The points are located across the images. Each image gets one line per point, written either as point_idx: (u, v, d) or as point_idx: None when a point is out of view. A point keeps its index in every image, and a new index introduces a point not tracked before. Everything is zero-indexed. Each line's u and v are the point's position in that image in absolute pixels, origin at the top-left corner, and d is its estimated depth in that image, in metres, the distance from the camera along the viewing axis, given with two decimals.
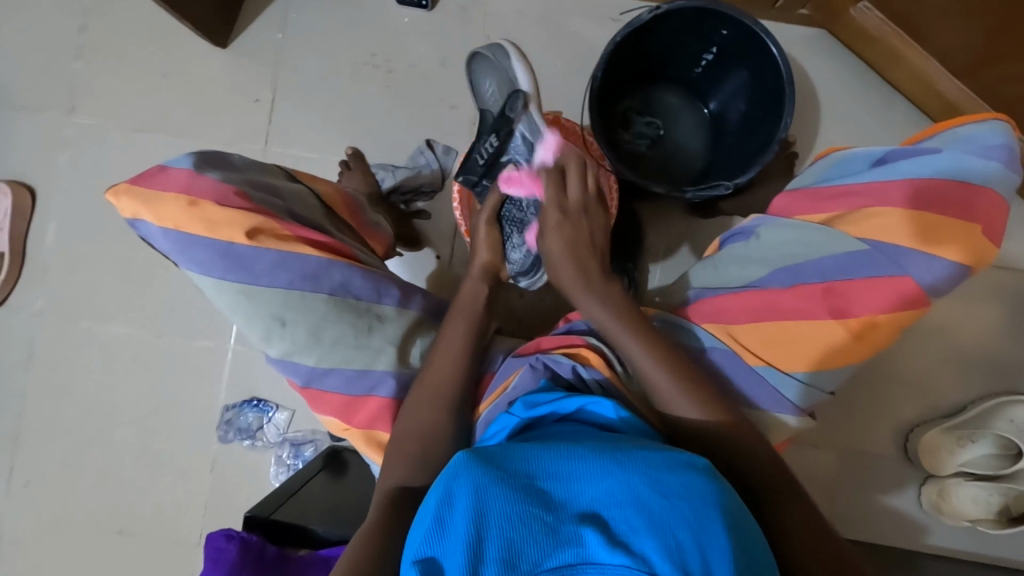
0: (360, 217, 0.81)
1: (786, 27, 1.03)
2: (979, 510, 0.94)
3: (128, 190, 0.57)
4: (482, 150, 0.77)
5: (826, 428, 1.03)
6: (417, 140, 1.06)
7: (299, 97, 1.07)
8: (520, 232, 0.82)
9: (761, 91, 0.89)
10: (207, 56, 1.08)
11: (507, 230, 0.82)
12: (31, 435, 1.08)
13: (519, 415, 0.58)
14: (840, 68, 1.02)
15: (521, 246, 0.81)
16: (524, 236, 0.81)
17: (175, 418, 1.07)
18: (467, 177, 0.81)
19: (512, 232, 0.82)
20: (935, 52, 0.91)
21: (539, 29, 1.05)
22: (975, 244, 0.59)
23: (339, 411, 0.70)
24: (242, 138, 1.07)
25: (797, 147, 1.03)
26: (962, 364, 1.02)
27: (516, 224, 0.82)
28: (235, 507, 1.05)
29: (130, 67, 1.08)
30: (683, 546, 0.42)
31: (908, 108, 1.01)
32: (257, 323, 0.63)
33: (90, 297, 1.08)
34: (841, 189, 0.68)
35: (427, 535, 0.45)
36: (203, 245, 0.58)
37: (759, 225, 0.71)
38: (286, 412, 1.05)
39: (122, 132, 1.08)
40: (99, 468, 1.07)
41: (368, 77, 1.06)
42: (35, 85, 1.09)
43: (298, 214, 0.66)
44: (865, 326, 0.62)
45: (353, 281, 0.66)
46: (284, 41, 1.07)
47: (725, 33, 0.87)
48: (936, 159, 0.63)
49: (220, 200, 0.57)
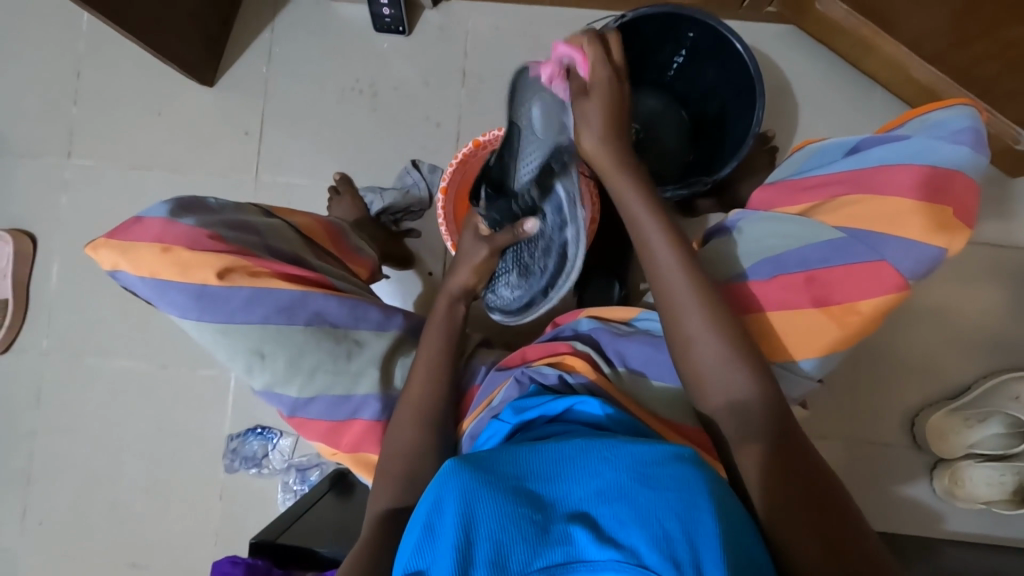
0: (342, 243, 0.81)
1: (757, 26, 1.05)
2: (994, 491, 0.93)
3: (106, 243, 0.60)
4: (523, 199, 0.77)
5: (831, 419, 1.02)
6: (402, 160, 1.08)
7: (286, 127, 1.10)
8: (519, 274, 0.81)
9: (734, 86, 0.91)
10: (196, 92, 1.11)
11: (506, 264, 0.82)
12: (41, 475, 1.09)
13: (510, 421, 0.58)
14: (814, 62, 1.04)
15: (512, 288, 0.82)
16: (519, 280, 0.81)
17: (182, 451, 1.08)
18: (494, 219, 0.80)
19: (511, 270, 0.81)
20: (905, 40, 0.91)
21: (515, 44, 1.08)
22: (951, 227, 0.60)
23: (326, 436, 0.70)
24: (233, 170, 1.10)
25: (777, 141, 1.04)
26: (965, 345, 1.01)
27: (519, 265, 0.81)
28: (244, 535, 1.05)
29: (123, 109, 1.12)
30: (672, 537, 0.42)
31: (884, 95, 1.02)
32: (238, 359, 0.64)
33: (94, 335, 1.10)
34: (817, 180, 0.68)
35: (418, 546, 0.45)
36: (179, 290, 0.60)
37: (738, 220, 0.71)
38: (290, 438, 1.06)
39: (118, 173, 1.11)
40: (109, 503, 1.08)
41: (352, 103, 1.09)
42: (32, 133, 1.13)
43: (274, 248, 0.67)
44: (846, 313, 0.62)
45: (330, 309, 0.66)
46: (269, 74, 1.10)
47: (691, 35, 0.89)
48: (905, 146, 0.63)
49: (192, 243, 0.59)
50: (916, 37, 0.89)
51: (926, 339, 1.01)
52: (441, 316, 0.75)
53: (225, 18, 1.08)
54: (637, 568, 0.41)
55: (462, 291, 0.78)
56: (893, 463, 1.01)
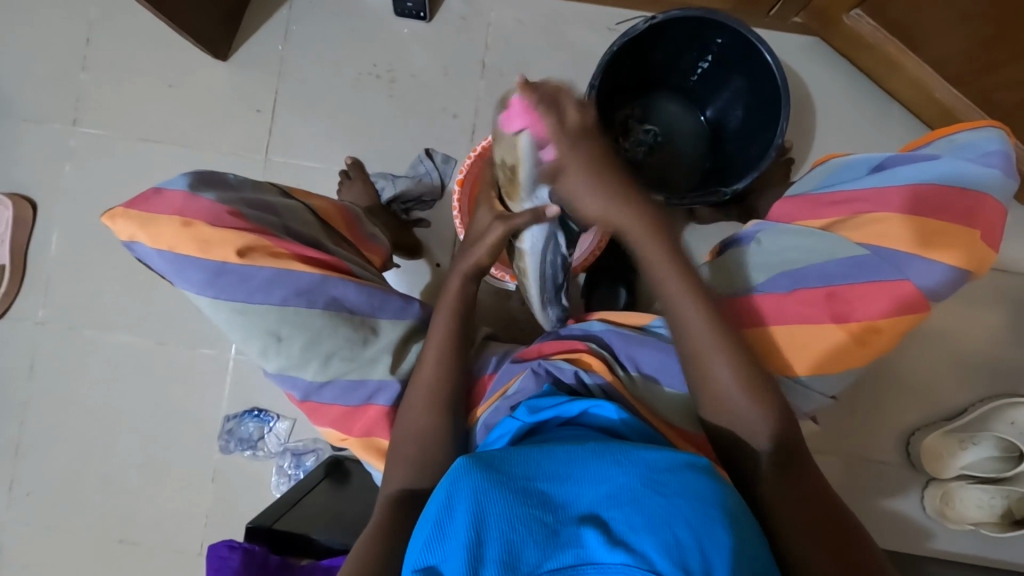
0: (357, 229, 0.80)
1: (782, 35, 1.04)
2: (983, 513, 0.95)
3: (124, 214, 0.58)
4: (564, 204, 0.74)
5: (829, 434, 1.02)
6: (416, 148, 1.07)
7: (299, 107, 1.08)
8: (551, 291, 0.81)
9: (758, 95, 0.90)
10: (209, 66, 1.09)
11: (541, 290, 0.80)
12: (31, 446, 1.08)
13: (523, 419, 0.57)
14: (836, 75, 1.03)
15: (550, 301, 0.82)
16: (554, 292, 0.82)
17: (176, 429, 1.07)
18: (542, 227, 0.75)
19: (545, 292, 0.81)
20: (930, 59, 0.91)
21: (538, 39, 1.06)
22: (975, 249, 0.61)
23: (338, 421, 0.70)
24: (243, 148, 1.08)
25: (795, 154, 1.03)
26: (965, 368, 1.01)
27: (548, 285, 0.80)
28: (236, 517, 1.04)
29: (133, 79, 1.09)
30: (682, 543, 0.41)
31: (903, 114, 1.02)
32: (253, 340, 0.63)
33: (92, 306, 1.08)
34: (842, 195, 0.67)
35: (428, 541, 0.44)
36: (197, 266, 0.58)
37: (758, 233, 0.69)
38: (287, 421, 1.05)
39: (124, 144, 1.09)
40: (99, 478, 1.07)
41: (368, 87, 1.08)
42: (38, 96, 1.10)
43: (293, 230, 0.66)
44: (865, 331, 0.63)
45: (348, 295, 0.66)
46: (285, 52, 1.08)
47: (720, 41, 0.88)
48: (935, 166, 0.63)
49: (214, 220, 0.58)
50: (942, 58, 0.89)
51: (928, 358, 1.02)
52: (449, 294, 0.71)
53: None
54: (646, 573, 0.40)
55: (473, 270, 0.71)
56: (887, 480, 1.02)
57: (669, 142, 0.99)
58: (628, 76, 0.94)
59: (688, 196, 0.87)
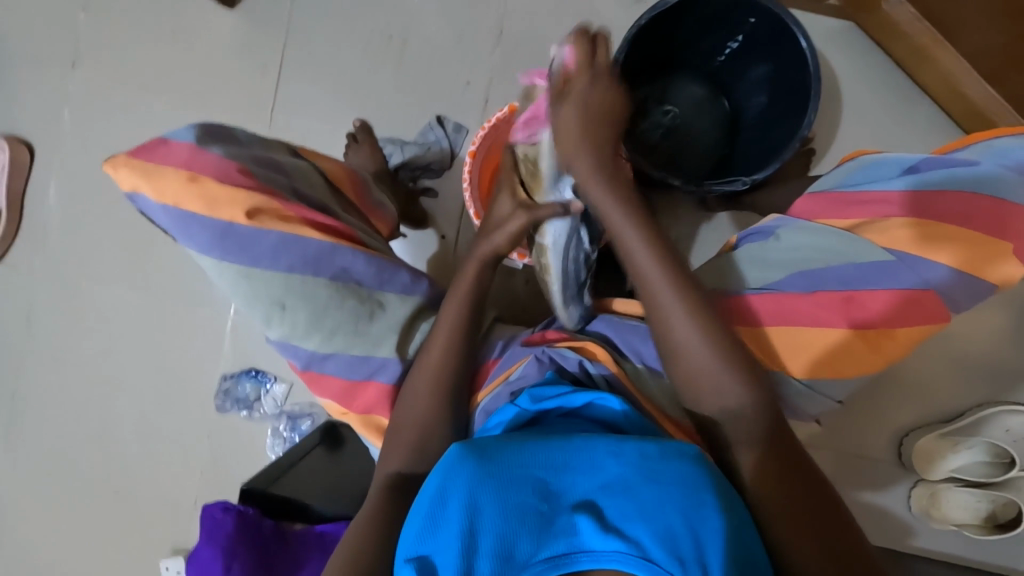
0: (366, 197, 0.78)
1: (815, 19, 0.99)
2: (967, 516, 0.96)
3: (127, 162, 0.55)
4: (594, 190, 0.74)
5: (824, 430, 1.03)
6: (427, 115, 1.03)
7: (307, 64, 1.04)
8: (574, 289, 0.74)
9: (788, 83, 0.86)
10: (214, 15, 1.04)
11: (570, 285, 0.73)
12: (28, 394, 1.08)
13: (525, 407, 0.57)
14: (867, 64, 0.99)
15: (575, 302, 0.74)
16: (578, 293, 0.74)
17: (174, 386, 1.06)
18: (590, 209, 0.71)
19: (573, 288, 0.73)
20: (968, 53, 0.87)
21: (560, 6, 1.01)
22: (999, 261, 0.60)
23: (340, 394, 0.69)
24: (247, 104, 1.04)
25: (817, 145, 1.00)
26: (967, 373, 1.01)
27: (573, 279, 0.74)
28: (231, 475, 1.05)
29: (134, 23, 1.05)
30: (675, 532, 0.41)
31: (933, 109, 0.98)
32: (257, 307, 0.61)
33: (90, 259, 1.06)
34: (867, 195, 0.64)
35: (421, 533, 0.44)
36: (204, 224, 0.56)
37: (779, 227, 0.67)
38: (284, 385, 1.05)
39: (124, 92, 1.05)
40: (95, 430, 1.07)
41: (380, 47, 1.03)
42: (35, 35, 1.05)
43: (302, 193, 0.64)
44: (880, 336, 0.61)
45: (356, 267, 0.64)
46: (294, 4, 1.03)
47: (752, 21, 0.84)
48: (965, 171, 0.61)
49: (222, 177, 0.56)
50: (981, 53, 0.85)
51: (930, 362, 1.01)
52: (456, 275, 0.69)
53: None
54: (641, 561, 0.39)
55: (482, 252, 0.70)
56: (877, 478, 1.03)
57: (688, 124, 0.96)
58: (652, 53, 0.90)
59: (705, 183, 0.84)
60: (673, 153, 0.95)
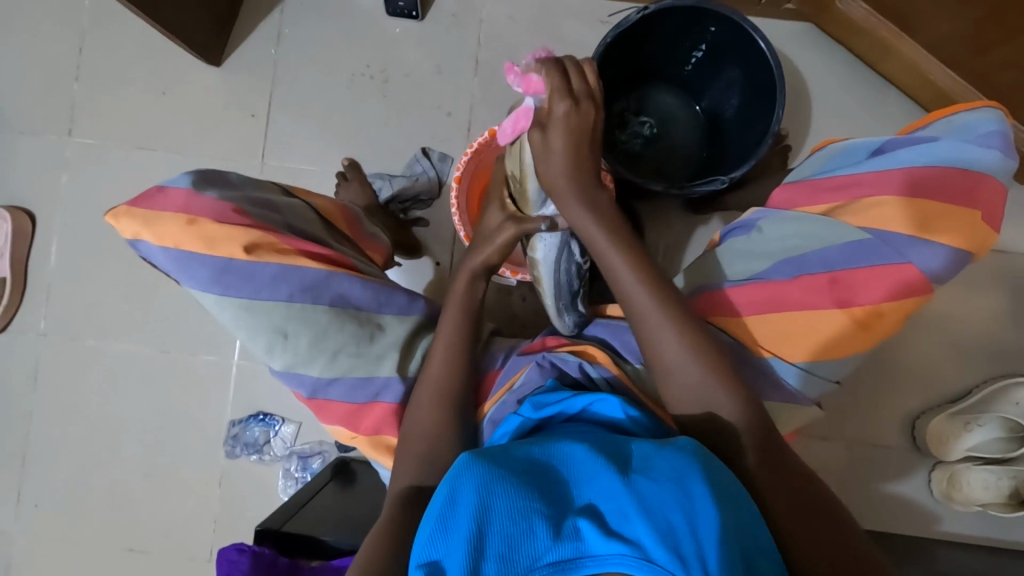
0: (357, 228, 0.80)
1: (776, 23, 1.03)
2: (990, 494, 0.94)
3: (126, 212, 0.57)
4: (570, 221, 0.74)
5: (834, 419, 1.02)
6: (412, 148, 1.07)
7: (295, 111, 1.08)
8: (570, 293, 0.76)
9: (754, 84, 0.90)
10: (202, 72, 1.09)
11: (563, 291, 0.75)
12: (38, 457, 1.08)
13: (528, 416, 0.58)
14: (831, 61, 1.03)
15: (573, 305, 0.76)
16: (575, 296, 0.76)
17: (183, 436, 1.07)
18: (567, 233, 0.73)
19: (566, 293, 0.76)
20: (924, 43, 0.91)
21: (530, 34, 1.06)
22: (976, 230, 0.61)
23: (346, 418, 0.70)
24: (239, 154, 1.08)
25: (791, 141, 1.03)
26: (971, 350, 1.01)
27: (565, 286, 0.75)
28: (245, 521, 1.05)
29: (127, 88, 1.09)
30: (677, 529, 0.40)
31: (899, 98, 1.01)
32: (259, 338, 0.63)
33: (95, 316, 1.08)
34: (841, 180, 0.67)
35: (429, 537, 0.44)
36: (203, 263, 0.58)
37: (759, 218, 0.70)
38: (292, 425, 1.05)
39: (120, 153, 1.09)
40: (107, 487, 1.07)
41: (363, 88, 1.07)
42: (32, 108, 1.10)
43: (296, 227, 0.66)
44: (870, 316, 0.63)
45: (353, 292, 0.66)
46: (278, 56, 1.08)
47: (713, 30, 0.88)
48: (934, 148, 0.63)
49: (219, 217, 0.58)
50: (936, 40, 0.88)
51: (931, 342, 1.02)
52: (453, 291, 0.71)
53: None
54: (645, 563, 0.39)
55: (471, 264, 0.72)
56: (894, 465, 1.01)
57: (664, 133, 1.00)
58: (622, 68, 0.93)
59: (686, 185, 0.87)
60: (653, 162, 0.99)
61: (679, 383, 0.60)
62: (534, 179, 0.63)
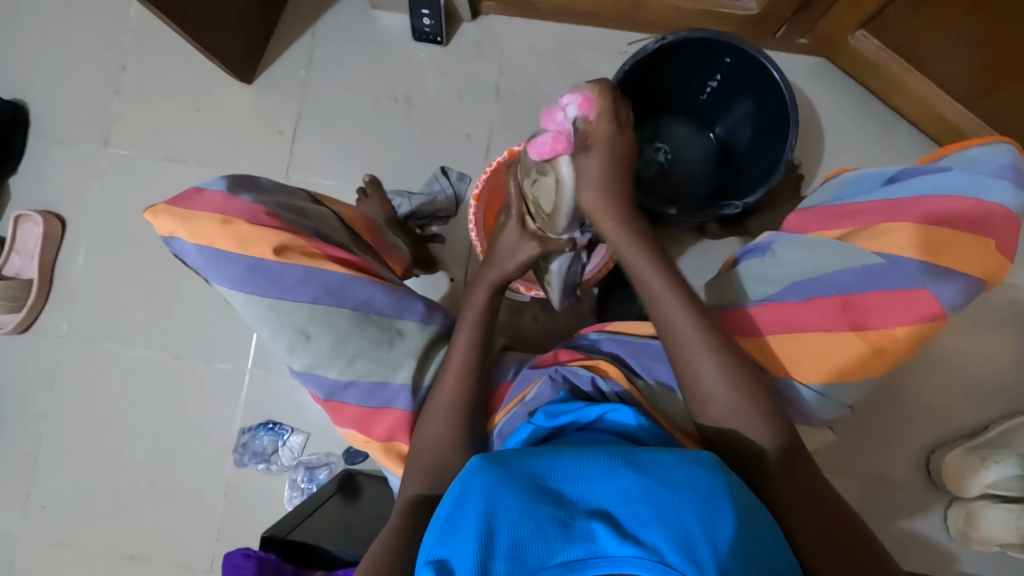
0: (379, 239, 0.82)
1: (789, 56, 1.06)
2: (1009, 535, 0.89)
3: (166, 211, 0.60)
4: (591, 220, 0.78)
5: (848, 450, 1.00)
6: (431, 166, 1.10)
7: (320, 128, 1.12)
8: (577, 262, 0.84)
9: (766, 114, 0.92)
10: (234, 90, 1.14)
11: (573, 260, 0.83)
12: (49, 458, 1.09)
13: (541, 424, 0.58)
14: (843, 94, 1.05)
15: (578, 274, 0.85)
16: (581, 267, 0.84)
17: (192, 441, 1.08)
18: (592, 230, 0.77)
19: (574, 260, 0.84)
20: (935, 78, 0.93)
21: (550, 61, 1.10)
22: (989, 259, 0.62)
23: (358, 423, 0.70)
24: (265, 167, 1.12)
25: (804, 170, 1.04)
26: (985, 384, 1.00)
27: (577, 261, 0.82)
28: (248, 531, 1.04)
29: (162, 103, 1.14)
30: (692, 536, 0.40)
31: (910, 132, 1.03)
32: (282, 337, 0.64)
33: (116, 320, 1.11)
34: (855, 207, 0.68)
35: (439, 536, 0.44)
36: (235, 262, 0.60)
37: (773, 242, 0.71)
38: (301, 435, 1.06)
39: (151, 163, 1.13)
40: (115, 490, 1.08)
41: (387, 108, 1.11)
42: (72, 119, 1.15)
43: (323, 233, 0.69)
44: (884, 339, 0.63)
45: (375, 297, 0.67)
46: (307, 77, 1.13)
47: (728, 61, 0.91)
48: (947, 178, 0.64)
49: (252, 218, 0.60)
50: (947, 76, 0.91)
51: (946, 375, 1.00)
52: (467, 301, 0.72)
53: (270, 20, 1.11)
54: (658, 566, 0.39)
55: (489, 275, 0.73)
56: (908, 500, 0.99)
57: (678, 159, 1.02)
58: (638, 95, 0.97)
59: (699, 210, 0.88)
60: (667, 187, 1.00)
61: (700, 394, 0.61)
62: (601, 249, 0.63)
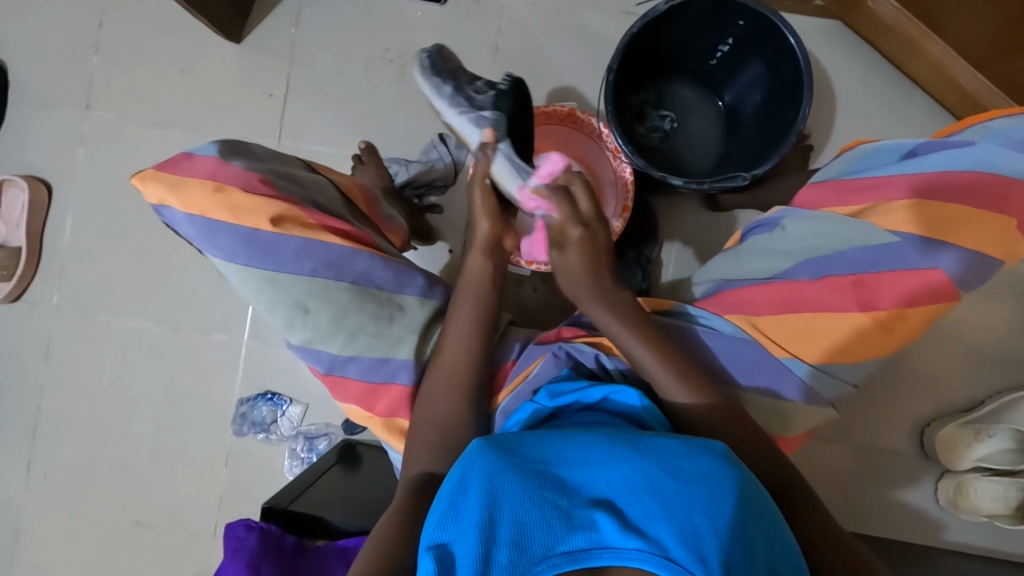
0: (377, 210, 0.80)
1: (802, 19, 1.01)
2: (997, 506, 0.92)
3: (154, 177, 0.58)
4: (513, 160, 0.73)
5: (844, 424, 1.01)
6: (428, 133, 1.06)
7: (312, 92, 1.07)
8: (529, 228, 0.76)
9: (777, 81, 0.88)
10: (221, 50, 1.08)
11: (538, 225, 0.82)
12: (48, 429, 1.09)
13: (544, 404, 0.58)
14: (859, 59, 1.01)
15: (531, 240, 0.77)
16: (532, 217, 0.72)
17: (192, 412, 1.07)
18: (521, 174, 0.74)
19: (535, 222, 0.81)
20: (955, 43, 0.89)
21: (553, 21, 1.05)
22: (1007, 235, 0.61)
23: (360, 398, 0.70)
24: (255, 133, 1.08)
25: (813, 140, 1.01)
26: (986, 360, 0.99)
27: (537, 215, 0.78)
28: (250, 498, 1.06)
29: (145, 64, 1.09)
30: (699, 530, 0.40)
31: (925, 99, 0.99)
32: (281, 311, 0.63)
33: (109, 291, 1.09)
34: (869, 181, 0.65)
35: (440, 522, 0.44)
36: (230, 232, 0.58)
37: (783, 217, 0.70)
38: (300, 406, 1.06)
39: (136, 129, 1.09)
40: (116, 459, 1.08)
41: (381, 71, 1.06)
42: (51, 80, 1.10)
43: (320, 203, 0.66)
44: (893, 318, 0.62)
45: (375, 271, 0.66)
46: (297, 37, 1.07)
47: (740, 24, 0.86)
48: (970, 151, 0.61)
49: (245, 186, 0.58)
50: (968, 40, 0.87)
51: (946, 351, 1.00)
52: (471, 277, 0.69)
53: None
54: (662, 560, 0.38)
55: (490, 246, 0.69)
56: (902, 471, 1.01)
57: (683, 128, 0.99)
58: (645, 60, 0.92)
59: (705, 180, 0.85)
60: (671, 157, 0.98)
61: (673, 386, 0.60)
62: (565, 222, 0.64)
